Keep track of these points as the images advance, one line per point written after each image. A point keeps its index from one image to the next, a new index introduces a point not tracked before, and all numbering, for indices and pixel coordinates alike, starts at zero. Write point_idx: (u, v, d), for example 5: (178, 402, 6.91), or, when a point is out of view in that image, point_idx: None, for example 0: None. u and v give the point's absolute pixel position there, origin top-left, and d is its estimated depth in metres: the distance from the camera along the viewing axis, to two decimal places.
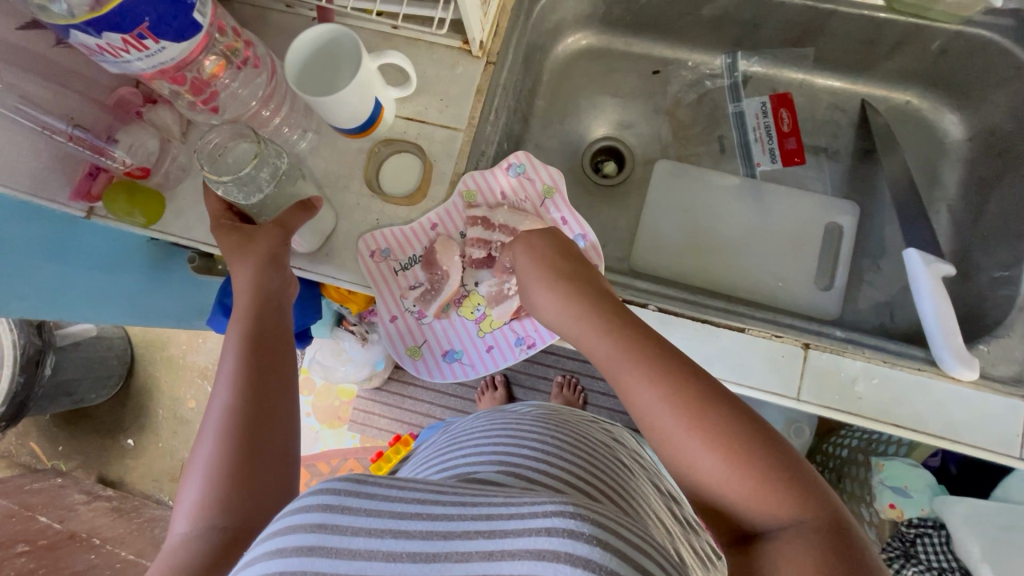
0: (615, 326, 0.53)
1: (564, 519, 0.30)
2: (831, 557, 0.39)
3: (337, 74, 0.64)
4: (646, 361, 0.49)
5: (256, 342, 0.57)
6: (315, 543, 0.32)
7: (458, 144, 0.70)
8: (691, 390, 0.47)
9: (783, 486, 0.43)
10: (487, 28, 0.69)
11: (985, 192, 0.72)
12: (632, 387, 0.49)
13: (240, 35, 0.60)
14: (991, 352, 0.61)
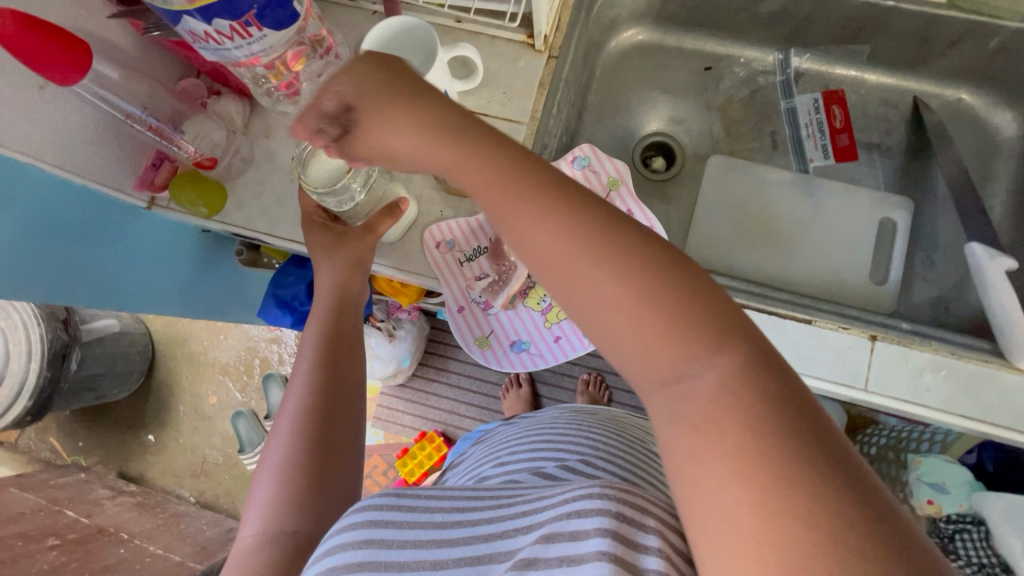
0: (555, 199, 0.34)
1: (587, 502, 0.32)
2: (872, 513, 0.25)
3: (405, 65, 0.65)
4: (605, 248, 0.32)
5: (333, 339, 0.58)
6: (367, 557, 0.34)
7: (521, 137, 0.71)
8: (614, 266, 0.32)
9: (734, 410, 0.28)
10: (553, 23, 0.70)
11: None
12: (579, 281, 0.32)
13: (324, 22, 0.60)
14: None
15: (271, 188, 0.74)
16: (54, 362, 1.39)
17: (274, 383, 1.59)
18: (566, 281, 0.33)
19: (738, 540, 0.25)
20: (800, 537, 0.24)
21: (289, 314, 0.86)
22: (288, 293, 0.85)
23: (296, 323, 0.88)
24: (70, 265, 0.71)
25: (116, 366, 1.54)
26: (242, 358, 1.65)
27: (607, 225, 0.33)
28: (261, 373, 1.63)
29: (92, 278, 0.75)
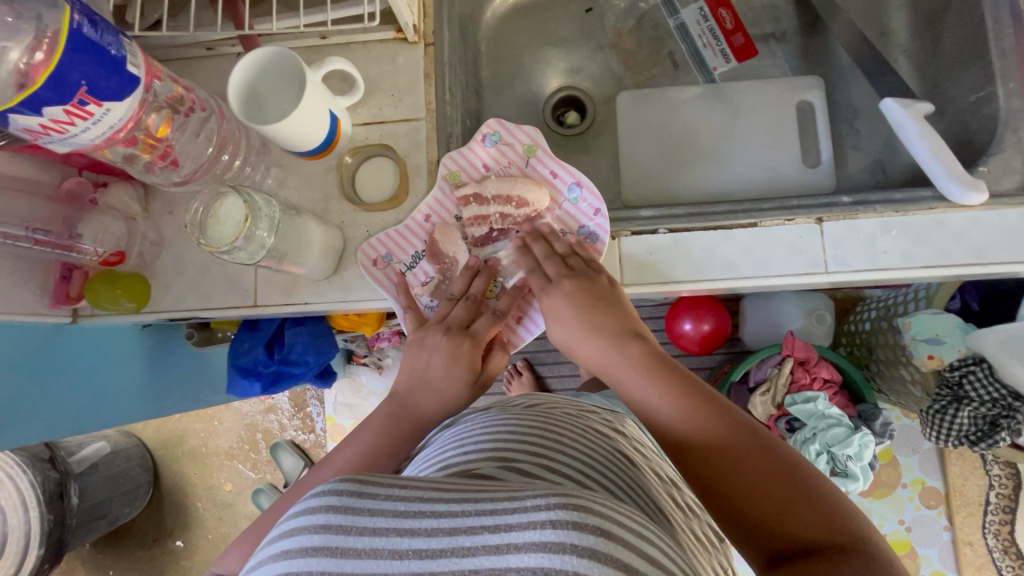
0: (585, 316, 0.60)
1: (565, 511, 0.30)
2: (752, 445, 0.50)
3: (282, 100, 0.61)
4: (622, 340, 0.58)
5: (392, 409, 0.62)
6: (323, 543, 0.31)
7: (424, 132, 0.69)
8: (635, 365, 0.56)
9: (704, 407, 0.52)
10: (416, 11, 0.68)
11: (933, 26, 0.73)
12: (625, 379, 0.56)
13: (178, 81, 0.58)
14: (991, 171, 0.62)
15: (191, 262, 0.71)
16: (53, 503, 1.32)
17: (284, 452, 1.55)
18: (613, 370, 0.57)
19: (703, 431, 0.51)
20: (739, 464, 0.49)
21: (257, 380, 0.83)
22: (248, 361, 0.81)
23: (267, 387, 0.85)
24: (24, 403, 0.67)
25: (119, 486, 1.48)
26: (243, 436, 1.61)
27: (610, 317, 0.59)
28: (266, 446, 1.60)
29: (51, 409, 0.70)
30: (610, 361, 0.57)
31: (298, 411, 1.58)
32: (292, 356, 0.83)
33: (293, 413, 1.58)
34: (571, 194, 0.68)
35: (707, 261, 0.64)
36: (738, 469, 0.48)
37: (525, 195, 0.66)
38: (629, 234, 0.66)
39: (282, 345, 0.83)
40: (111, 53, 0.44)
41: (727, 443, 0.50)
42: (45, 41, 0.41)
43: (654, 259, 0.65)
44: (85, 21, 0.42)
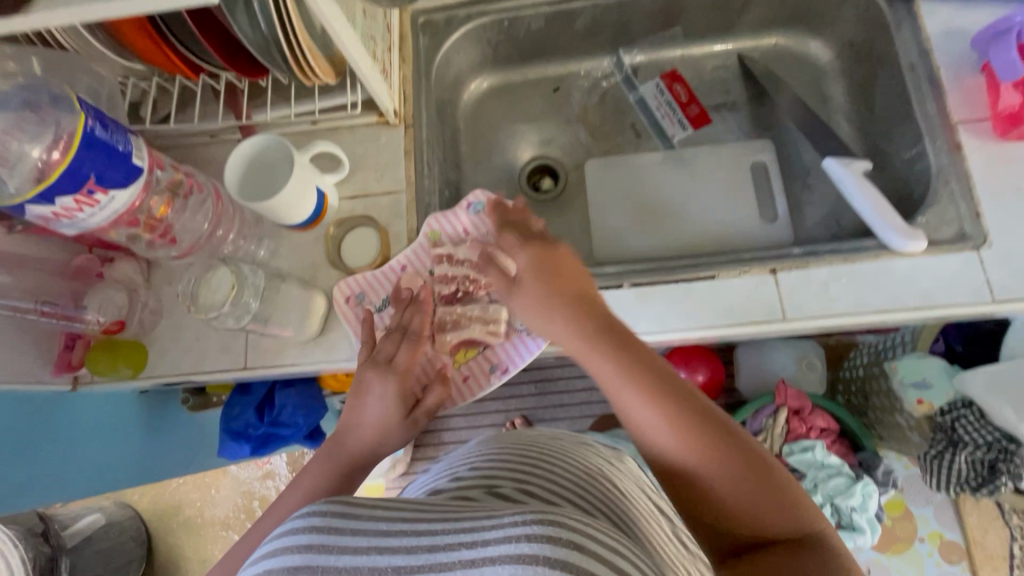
0: (587, 328, 0.53)
1: (540, 525, 0.31)
2: (727, 442, 0.47)
3: (270, 180, 0.67)
4: (620, 352, 0.51)
5: (326, 450, 0.63)
6: (304, 561, 0.32)
7: (404, 204, 0.76)
8: (601, 346, 0.52)
9: (683, 409, 0.48)
10: (397, 99, 0.78)
11: (867, 92, 0.80)
12: (590, 359, 0.52)
13: (180, 168, 0.65)
14: (929, 221, 0.67)
15: (187, 329, 0.75)
16: None
17: None
18: (576, 349, 0.54)
19: (671, 434, 0.48)
20: (712, 455, 0.47)
21: (247, 442, 0.86)
22: (240, 424, 0.85)
23: (256, 449, 0.87)
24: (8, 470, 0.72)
25: (110, 561, 1.45)
26: (240, 505, 1.59)
27: (612, 329, 0.53)
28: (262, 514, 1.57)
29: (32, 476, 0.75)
30: (567, 342, 0.55)
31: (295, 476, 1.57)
32: (282, 418, 0.85)
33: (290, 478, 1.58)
34: None
35: (668, 314, 0.68)
36: (707, 470, 0.47)
37: None
38: (595, 289, 0.70)
39: (273, 407, 0.85)
40: (117, 148, 0.50)
41: (694, 462, 0.47)
42: (63, 142, 0.47)
43: (619, 313, 0.69)
44: (98, 124, 0.48)
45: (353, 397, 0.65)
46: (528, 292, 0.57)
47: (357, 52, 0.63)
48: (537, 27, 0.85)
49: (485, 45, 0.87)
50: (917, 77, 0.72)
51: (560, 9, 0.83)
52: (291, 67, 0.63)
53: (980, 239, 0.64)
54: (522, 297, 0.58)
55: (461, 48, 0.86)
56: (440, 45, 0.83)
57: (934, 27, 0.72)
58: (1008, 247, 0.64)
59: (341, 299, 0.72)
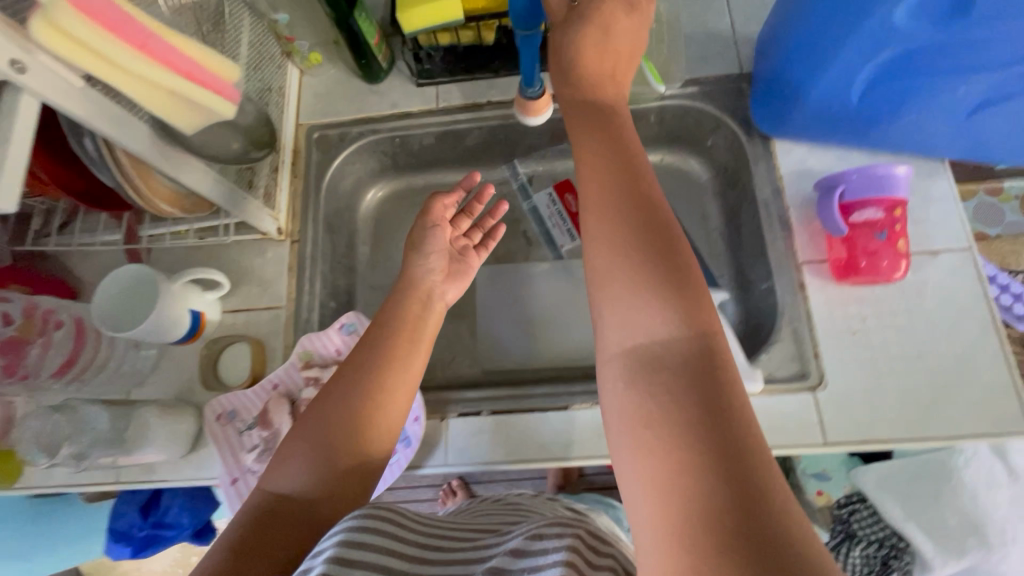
0: (626, 231, 0.43)
1: (568, 549, 0.39)
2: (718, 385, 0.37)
3: (138, 311, 0.69)
4: (648, 262, 0.41)
5: (300, 431, 0.53)
6: (367, 542, 0.40)
7: (283, 320, 0.79)
8: (622, 199, 0.44)
9: (661, 304, 0.40)
10: (284, 217, 0.81)
11: (735, 217, 0.84)
12: (591, 227, 0.44)
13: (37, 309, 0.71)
14: (771, 358, 0.70)
15: None
16: None
17: None
18: (595, 220, 0.44)
19: (633, 313, 0.40)
20: (699, 389, 0.36)
21: (130, 543, 0.86)
22: (123, 525, 0.85)
23: (140, 549, 0.87)
24: None
25: None
26: None
27: (647, 214, 0.44)
28: None
29: None
30: (603, 229, 0.43)
31: None
32: (165, 519, 0.86)
33: None
34: None
35: (523, 443, 0.70)
36: (678, 394, 0.36)
37: None
38: (456, 415, 0.72)
39: (158, 506, 0.85)
40: None
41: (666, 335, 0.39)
42: None
43: (477, 441, 0.71)
44: None
45: (307, 423, 0.53)
46: (587, 134, 0.48)
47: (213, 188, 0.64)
48: (429, 142, 0.90)
49: (381, 156, 0.91)
50: (770, 213, 0.76)
51: (448, 128, 0.87)
52: (137, 199, 0.60)
53: (817, 380, 0.67)
54: (595, 178, 0.46)
55: (355, 160, 0.90)
56: (331, 162, 0.87)
57: (786, 166, 0.76)
58: (841, 389, 0.67)
59: (208, 417, 0.73)
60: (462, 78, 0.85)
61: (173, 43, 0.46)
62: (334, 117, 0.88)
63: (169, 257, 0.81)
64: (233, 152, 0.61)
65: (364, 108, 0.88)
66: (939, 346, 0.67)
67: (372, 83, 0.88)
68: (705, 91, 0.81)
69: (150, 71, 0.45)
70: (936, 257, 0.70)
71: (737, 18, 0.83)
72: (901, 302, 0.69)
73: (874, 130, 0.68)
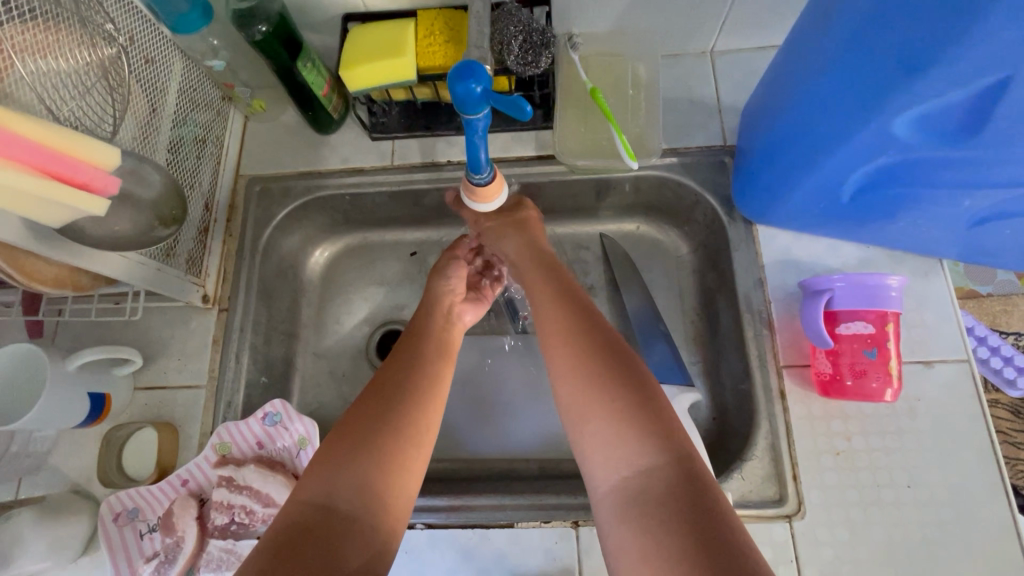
0: (609, 379, 0.48)
1: None
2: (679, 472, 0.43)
3: (26, 397, 0.61)
4: (615, 403, 0.46)
5: (348, 430, 0.49)
6: None
7: (202, 402, 0.70)
8: (568, 310, 0.53)
9: (620, 398, 0.47)
10: (210, 282, 0.73)
11: (712, 302, 0.76)
12: (549, 330, 0.53)
13: None
14: (744, 478, 0.62)
15: None
16: None
17: None
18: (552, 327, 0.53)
19: (597, 413, 0.47)
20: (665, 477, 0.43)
21: None
22: None
23: None
24: None
25: None
26: None
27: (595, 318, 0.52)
28: None
29: None
30: (558, 338, 0.52)
31: None
32: None
33: None
34: None
35: (460, 563, 0.62)
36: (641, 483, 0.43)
37: (275, 494, 0.64)
38: None
39: None
40: None
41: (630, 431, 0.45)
42: None
43: (407, 558, 0.62)
44: None
45: (384, 383, 0.53)
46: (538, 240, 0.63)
47: (112, 267, 0.55)
48: (382, 201, 0.81)
49: (332, 212, 0.83)
50: (750, 306, 0.67)
51: (404, 188, 0.78)
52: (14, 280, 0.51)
53: (793, 508, 0.59)
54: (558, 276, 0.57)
55: (301, 217, 0.81)
56: (270, 219, 0.78)
57: (769, 255, 0.69)
58: (821, 520, 0.59)
59: (103, 516, 0.64)
60: (421, 135, 0.77)
61: (20, 129, 0.39)
62: (278, 170, 0.80)
63: (76, 325, 0.71)
64: (136, 232, 0.52)
65: (312, 162, 0.80)
66: (930, 473, 0.60)
67: (323, 134, 0.80)
68: (685, 163, 0.74)
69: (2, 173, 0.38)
70: (930, 369, 0.63)
71: (722, 85, 0.76)
72: (890, 419, 0.61)
73: (864, 228, 0.61)
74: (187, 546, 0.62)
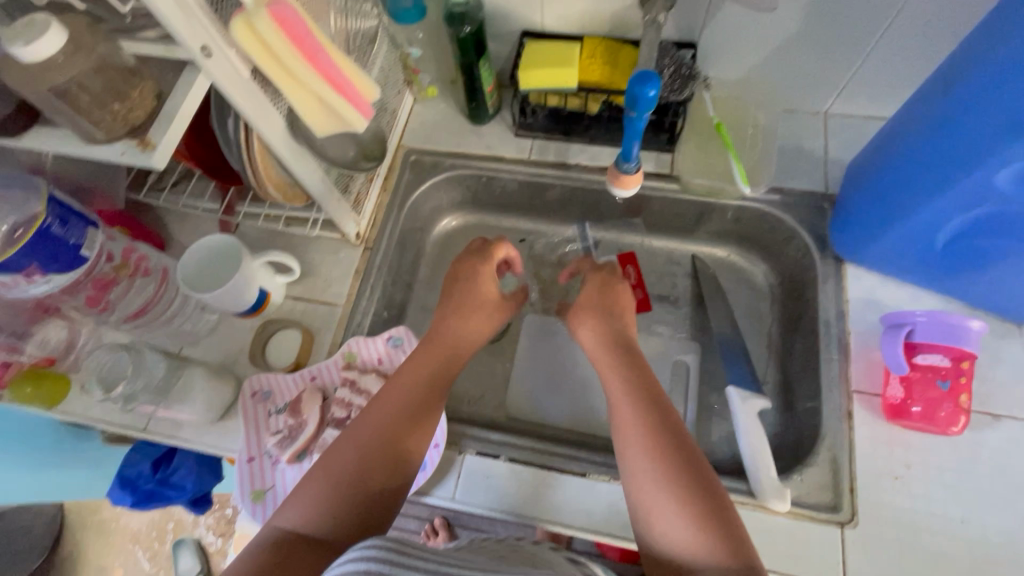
0: (667, 455, 0.54)
1: None
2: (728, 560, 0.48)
3: (218, 275, 0.76)
4: (684, 500, 0.51)
5: (352, 444, 0.58)
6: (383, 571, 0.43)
7: (337, 318, 0.83)
8: (630, 388, 0.61)
9: (680, 480, 0.52)
10: (364, 224, 0.87)
11: (791, 329, 0.83)
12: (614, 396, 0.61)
13: (132, 254, 0.74)
14: (803, 480, 0.67)
15: None
16: None
17: (183, 549, 1.55)
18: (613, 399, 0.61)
19: (655, 485, 0.53)
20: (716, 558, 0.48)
21: (131, 493, 0.88)
22: (132, 472, 0.87)
23: (138, 502, 0.89)
24: None
25: None
26: (153, 525, 1.62)
27: (653, 401, 0.59)
28: (172, 538, 1.60)
29: None
30: (622, 404, 0.60)
31: (220, 526, 1.59)
32: (171, 478, 0.87)
33: (213, 523, 1.59)
34: None
35: (532, 499, 0.70)
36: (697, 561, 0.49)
37: None
38: (473, 452, 0.73)
39: (170, 464, 0.87)
40: (68, 242, 0.58)
41: (687, 515, 0.50)
42: (24, 230, 0.56)
43: (489, 483, 0.71)
44: (56, 222, 0.57)
45: (381, 409, 0.61)
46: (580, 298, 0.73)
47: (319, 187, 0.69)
48: (512, 187, 0.94)
49: (465, 190, 0.96)
50: (831, 334, 0.75)
51: (532, 179, 0.91)
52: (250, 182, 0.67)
53: (848, 516, 0.64)
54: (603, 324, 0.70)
55: (441, 188, 0.95)
56: (419, 185, 0.92)
57: (854, 293, 0.76)
58: (872, 533, 0.64)
59: (244, 390, 0.76)
60: (558, 138, 0.90)
61: (336, 59, 0.52)
62: (434, 145, 0.94)
63: (252, 237, 0.86)
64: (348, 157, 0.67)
65: (461, 144, 0.94)
66: (984, 515, 0.63)
67: (474, 123, 0.94)
68: (787, 201, 0.83)
69: (318, 85, 0.51)
70: (997, 421, 0.67)
71: (832, 142, 0.85)
72: (949, 458, 0.66)
73: (949, 278, 0.68)
74: (308, 428, 0.73)
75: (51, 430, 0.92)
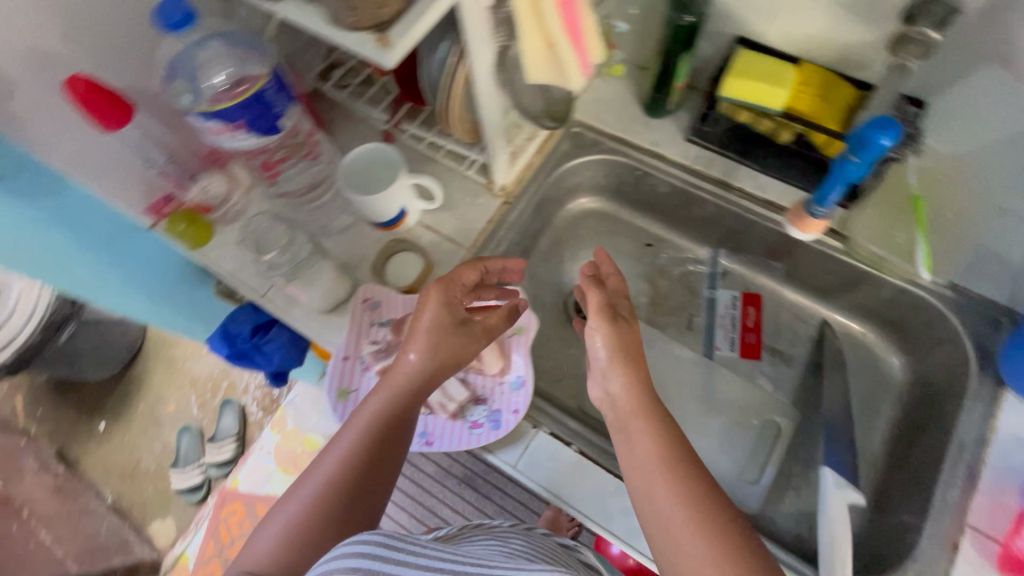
0: (717, 530, 0.47)
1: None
2: None
3: (374, 181, 0.79)
4: None
5: (329, 465, 0.59)
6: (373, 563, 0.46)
7: (458, 259, 0.84)
8: (659, 447, 0.53)
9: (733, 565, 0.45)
10: (511, 178, 0.86)
11: (912, 435, 0.77)
12: (638, 453, 0.53)
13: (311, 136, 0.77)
14: None
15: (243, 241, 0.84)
16: None
17: (228, 409, 1.68)
18: (642, 457, 0.53)
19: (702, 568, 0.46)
20: None
21: (226, 347, 0.93)
22: (234, 329, 0.93)
23: (230, 356, 0.95)
24: (59, 254, 0.82)
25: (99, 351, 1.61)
26: (212, 377, 1.76)
27: (691, 469, 0.51)
28: (222, 395, 1.74)
29: (70, 268, 0.85)
30: (647, 469, 0.52)
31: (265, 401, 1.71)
32: (265, 347, 0.94)
33: (260, 394, 1.72)
34: (513, 384, 0.75)
35: (589, 497, 0.70)
36: None
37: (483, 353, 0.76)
38: (546, 431, 0.74)
39: (267, 333, 0.94)
40: (274, 110, 0.62)
41: None
42: (246, 88, 0.60)
43: (552, 465, 0.72)
44: (272, 89, 0.61)
45: (357, 432, 0.60)
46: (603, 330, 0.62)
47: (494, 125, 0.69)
48: (663, 190, 0.91)
49: (614, 177, 0.94)
50: (964, 458, 0.67)
51: (688, 189, 0.88)
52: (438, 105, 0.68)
53: None
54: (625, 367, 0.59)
55: (592, 168, 0.93)
56: (573, 158, 0.91)
57: (1008, 425, 0.68)
58: None
59: (359, 293, 0.80)
60: (731, 157, 0.85)
61: (580, 12, 0.54)
62: (600, 124, 0.91)
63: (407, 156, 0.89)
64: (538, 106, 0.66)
65: (627, 131, 0.90)
66: None
67: (649, 114, 0.90)
68: (961, 303, 0.75)
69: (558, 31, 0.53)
70: None
71: None
72: None
73: None
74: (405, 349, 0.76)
75: (179, 268, 0.99)
